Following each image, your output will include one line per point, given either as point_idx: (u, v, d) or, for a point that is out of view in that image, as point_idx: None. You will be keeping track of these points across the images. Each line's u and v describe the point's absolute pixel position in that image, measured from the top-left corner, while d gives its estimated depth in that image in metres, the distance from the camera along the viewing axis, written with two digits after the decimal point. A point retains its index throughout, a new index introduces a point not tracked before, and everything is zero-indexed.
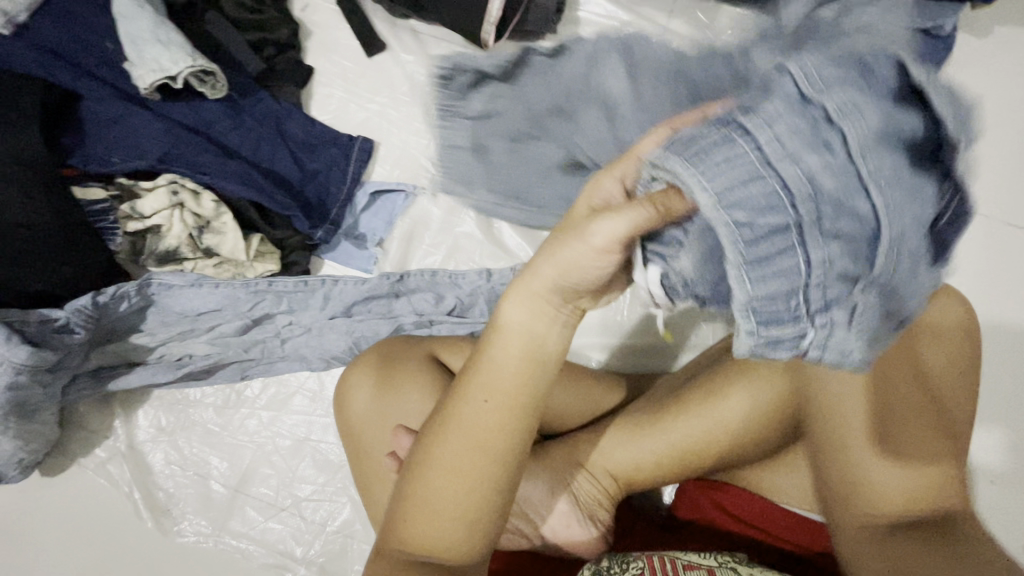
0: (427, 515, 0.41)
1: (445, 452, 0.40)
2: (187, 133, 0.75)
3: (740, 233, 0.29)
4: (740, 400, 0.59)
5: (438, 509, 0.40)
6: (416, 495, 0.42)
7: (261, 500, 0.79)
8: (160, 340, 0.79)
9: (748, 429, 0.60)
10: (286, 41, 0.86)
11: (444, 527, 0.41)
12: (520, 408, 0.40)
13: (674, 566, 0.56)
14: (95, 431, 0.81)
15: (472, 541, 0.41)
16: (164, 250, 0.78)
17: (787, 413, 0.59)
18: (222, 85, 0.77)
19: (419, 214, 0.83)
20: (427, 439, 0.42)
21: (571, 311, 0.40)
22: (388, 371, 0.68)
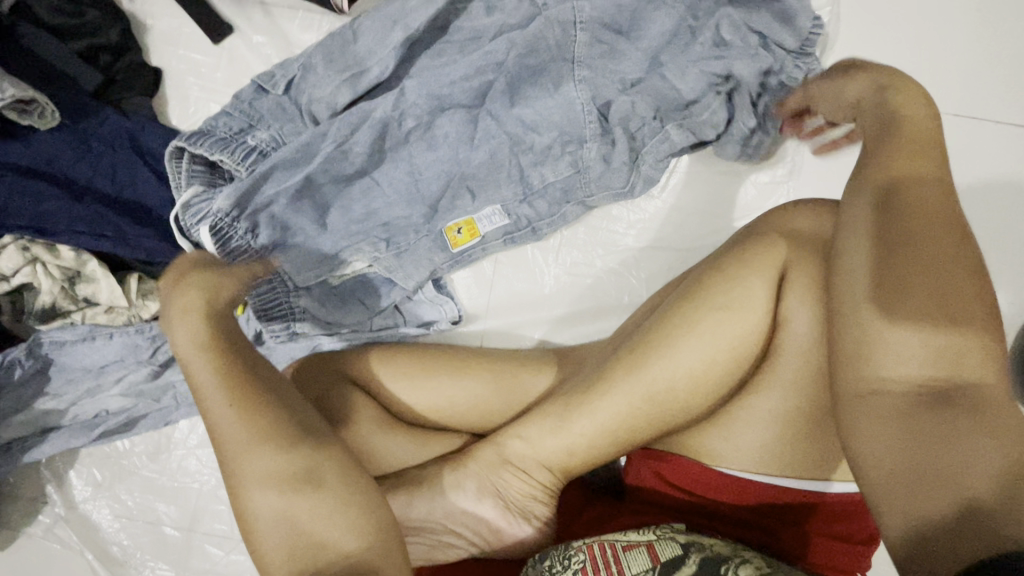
0: (312, 538, 0.50)
1: (268, 469, 0.50)
2: (25, 177, 0.66)
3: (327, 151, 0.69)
4: (684, 347, 0.56)
5: (302, 510, 0.50)
6: (280, 533, 0.50)
7: (218, 535, 0.78)
8: (69, 400, 0.74)
9: (691, 382, 0.56)
10: (118, 43, 0.74)
11: (321, 524, 0.50)
12: (276, 430, 0.52)
13: (614, 551, 0.53)
14: (33, 499, 0.79)
15: (353, 528, 0.50)
16: (41, 308, 0.71)
17: (736, 352, 0.56)
18: (52, 112, 0.67)
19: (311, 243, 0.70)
20: (247, 474, 0.50)
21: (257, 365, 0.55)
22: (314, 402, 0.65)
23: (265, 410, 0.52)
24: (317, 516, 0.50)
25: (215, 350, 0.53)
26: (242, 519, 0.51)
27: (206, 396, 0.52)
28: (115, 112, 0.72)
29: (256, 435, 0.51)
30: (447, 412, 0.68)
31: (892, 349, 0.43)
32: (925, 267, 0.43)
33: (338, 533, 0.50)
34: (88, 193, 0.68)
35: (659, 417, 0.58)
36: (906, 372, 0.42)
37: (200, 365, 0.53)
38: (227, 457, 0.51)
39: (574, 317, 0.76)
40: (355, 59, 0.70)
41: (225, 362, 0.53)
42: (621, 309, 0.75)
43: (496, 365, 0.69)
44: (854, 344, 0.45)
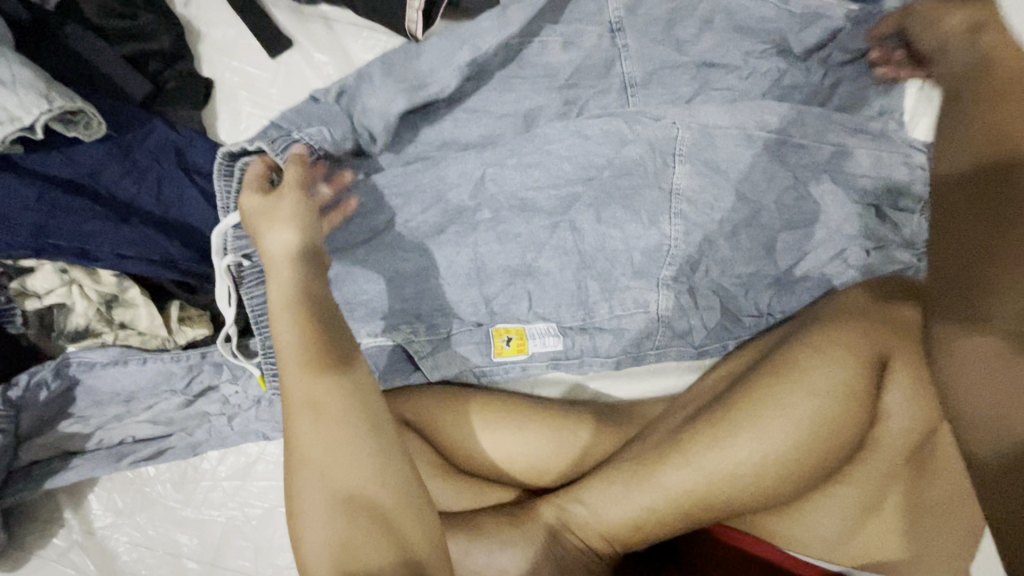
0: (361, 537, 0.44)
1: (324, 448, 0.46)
2: (65, 194, 0.62)
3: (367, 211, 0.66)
4: (779, 429, 0.53)
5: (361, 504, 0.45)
6: (333, 518, 0.44)
7: (239, 573, 0.74)
8: (95, 424, 0.71)
9: (780, 466, 0.54)
10: (170, 50, 0.70)
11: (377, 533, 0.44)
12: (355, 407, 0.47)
13: None
14: (49, 520, 0.75)
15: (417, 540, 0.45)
16: (75, 329, 0.68)
17: (835, 444, 0.54)
18: (98, 122, 0.63)
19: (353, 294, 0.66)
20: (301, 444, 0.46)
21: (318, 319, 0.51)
22: None
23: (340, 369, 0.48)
24: (370, 501, 0.45)
25: (300, 303, 0.51)
26: (290, 499, 0.46)
27: (292, 346, 0.49)
28: (164, 126, 0.68)
29: (319, 384, 0.47)
30: (499, 463, 0.65)
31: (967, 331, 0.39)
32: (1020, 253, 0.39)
33: (405, 533, 0.45)
34: (133, 213, 0.64)
35: (732, 497, 0.55)
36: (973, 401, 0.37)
37: (280, 324, 0.51)
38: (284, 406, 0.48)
39: (633, 372, 0.72)
40: (421, 82, 0.65)
41: (310, 322, 0.50)
42: (685, 368, 0.71)
43: (553, 416, 0.66)
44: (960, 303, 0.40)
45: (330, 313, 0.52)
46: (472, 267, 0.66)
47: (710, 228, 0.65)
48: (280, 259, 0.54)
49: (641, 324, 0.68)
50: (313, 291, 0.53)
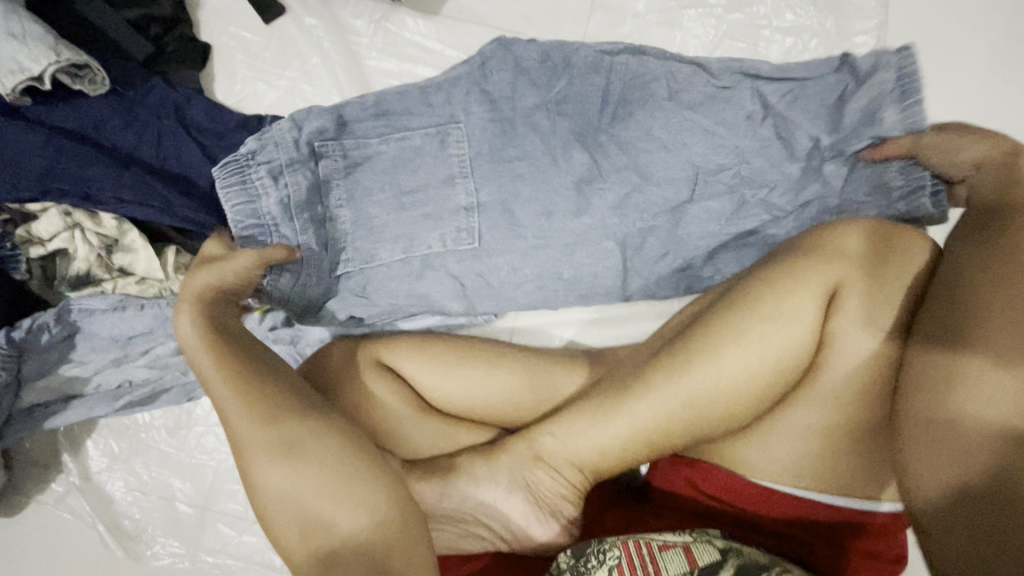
0: (325, 517, 0.51)
1: (257, 448, 0.51)
2: (70, 143, 0.66)
3: (368, 165, 0.66)
4: (735, 357, 0.56)
5: (303, 503, 0.51)
6: (287, 505, 0.51)
7: (231, 515, 0.77)
8: (94, 369, 0.74)
9: (738, 392, 0.56)
10: (171, 16, 0.74)
11: (341, 516, 0.51)
12: (282, 415, 0.53)
13: (650, 551, 0.52)
14: (48, 466, 0.78)
15: (368, 518, 0.51)
16: (76, 275, 0.71)
17: (789, 367, 0.56)
18: (102, 78, 0.67)
19: None
20: (248, 473, 0.52)
21: (214, 352, 0.54)
22: (338, 387, 0.65)
23: (264, 399, 0.53)
24: (318, 487, 0.51)
25: (211, 338, 0.55)
26: (259, 506, 0.52)
27: (214, 371, 0.54)
28: (164, 84, 0.72)
29: (255, 411, 0.52)
30: (477, 403, 0.67)
31: (948, 399, 0.49)
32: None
33: (349, 513, 0.51)
34: (134, 161, 0.68)
35: (697, 421, 0.57)
36: (980, 420, 0.47)
37: (202, 357, 0.54)
38: (236, 448, 0.52)
39: (606, 319, 0.76)
40: None
41: (226, 356, 0.54)
42: (654, 314, 0.75)
43: (530, 356, 0.69)
44: (943, 371, 0.50)
45: (245, 341, 0.57)
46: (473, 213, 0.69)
47: (681, 180, 0.67)
48: (194, 294, 0.57)
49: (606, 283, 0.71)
50: (223, 321, 0.57)
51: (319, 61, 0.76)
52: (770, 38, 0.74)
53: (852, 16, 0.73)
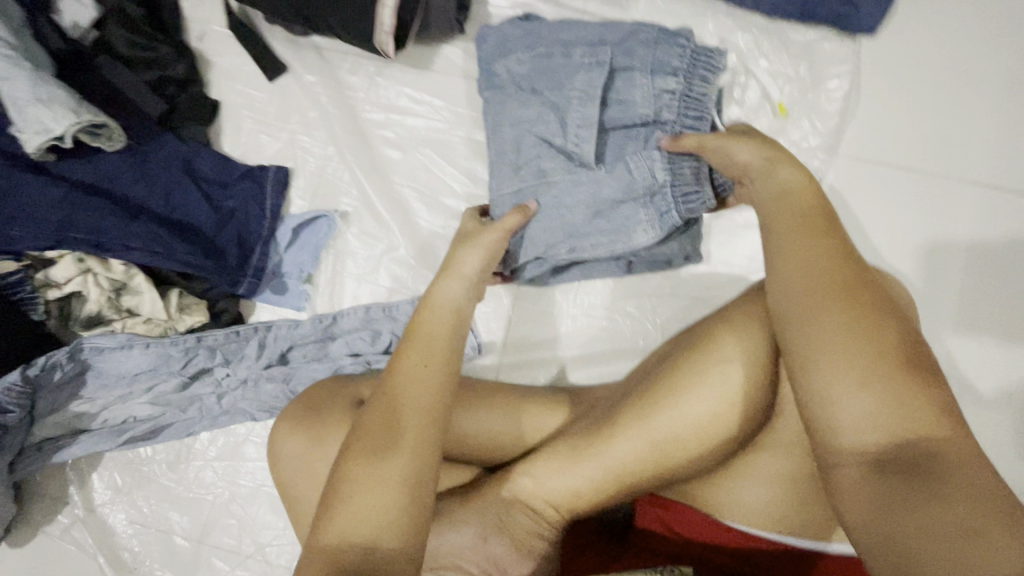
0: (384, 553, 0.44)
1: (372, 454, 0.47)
2: (87, 195, 0.72)
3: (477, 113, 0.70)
4: (701, 396, 0.56)
5: (378, 530, 0.45)
6: (360, 530, 0.44)
7: (225, 550, 0.79)
8: (101, 405, 0.79)
9: (709, 432, 0.56)
10: (184, 77, 0.81)
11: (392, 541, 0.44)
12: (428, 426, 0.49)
13: None
14: (54, 498, 0.81)
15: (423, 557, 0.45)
16: (88, 315, 0.77)
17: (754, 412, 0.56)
18: (118, 135, 0.73)
19: (342, 247, 0.80)
20: (340, 482, 0.47)
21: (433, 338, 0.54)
22: (312, 420, 0.65)
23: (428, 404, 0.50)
24: (401, 515, 0.45)
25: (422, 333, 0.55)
26: (344, 474, 0.47)
27: (415, 360, 0.52)
28: (175, 142, 0.79)
29: (406, 420, 0.49)
30: (460, 439, 0.69)
31: (824, 369, 0.40)
32: (802, 253, 0.45)
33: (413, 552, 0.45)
34: (144, 212, 0.74)
35: (669, 462, 0.57)
36: (858, 423, 0.39)
37: (419, 350, 0.53)
38: (358, 442, 0.48)
39: (591, 358, 0.76)
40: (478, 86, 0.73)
41: (426, 355, 0.53)
42: (638, 351, 0.76)
43: (512, 395, 0.71)
44: (807, 331, 0.42)
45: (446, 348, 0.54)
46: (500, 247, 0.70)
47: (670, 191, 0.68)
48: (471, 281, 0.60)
49: (616, 250, 0.69)
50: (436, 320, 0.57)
51: (318, 115, 0.81)
52: (747, 83, 0.77)
53: (824, 62, 0.76)
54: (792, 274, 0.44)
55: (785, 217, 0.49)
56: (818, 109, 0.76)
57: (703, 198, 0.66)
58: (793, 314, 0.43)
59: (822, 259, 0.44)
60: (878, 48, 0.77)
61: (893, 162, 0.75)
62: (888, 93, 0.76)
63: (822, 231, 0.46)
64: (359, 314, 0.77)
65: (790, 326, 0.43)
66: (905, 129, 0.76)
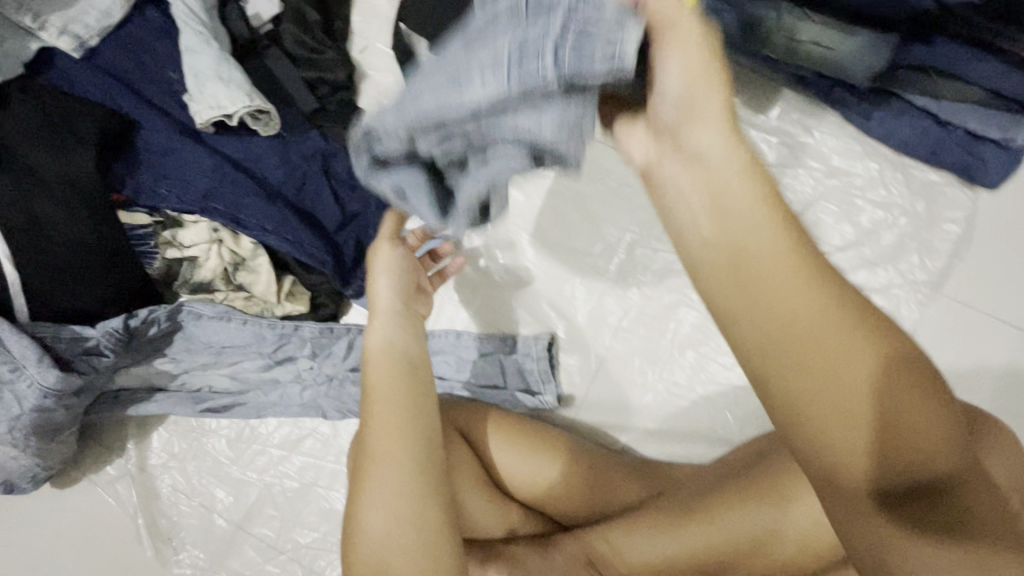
0: (403, 559, 0.50)
1: (376, 450, 0.54)
2: (235, 171, 0.76)
3: None
4: (799, 510, 0.57)
5: (388, 535, 0.50)
6: (383, 521, 0.51)
7: (261, 540, 0.79)
8: (183, 367, 0.80)
9: (796, 544, 0.57)
10: (340, 82, 0.85)
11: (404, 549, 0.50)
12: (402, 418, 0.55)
13: None
14: (110, 448, 0.82)
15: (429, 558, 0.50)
16: (198, 280, 0.79)
17: None
18: (275, 122, 0.77)
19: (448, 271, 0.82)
20: (359, 491, 0.53)
21: (395, 326, 0.60)
22: None
23: (408, 452, 0.54)
24: (409, 513, 0.51)
25: (388, 333, 0.59)
26: (351, 503, 0.53)
27: (386, 367, 0.57)
28: (318, 138, 0.82)
29: (394, 418, 0.55)
30: (540, 489, 0.68)
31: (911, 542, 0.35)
32: (807, 375, 0.32)
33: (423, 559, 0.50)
34: (279, 197, 0.77)
35: (753, 560, 0.58)
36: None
37: (386, 361, 0.58)
38: (366, 444, 0.55)
39: (665, 433, 0.77)
40: None
41: (393, 353, 0.58)
42: (712, 440, 0.76)
43: (596, 458, 0.70)
44: (888, 432, 0.33)
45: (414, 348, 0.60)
46: (399, 193, 0.53)
47: (566, 107, 0.40)
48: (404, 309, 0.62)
49: (465, 151, 0.48)
50: (405, 333, 0.60)
51: None
52: (866, 207, 0.80)
53: (943, 205, 0.79)
54: (799, 403, 0.32)
55: (707, 208, 0.35)
56: (928, 248, 0.78)
57: (608, 45, 0.36)
58: (858, 481, 0.33)
59: (803, 374, 0.32)
60: (1001, 204, 0.78)
61: (992, 315, 0.77)
62: (999, 249, 0.78)
63: (792, 261, 0.33)
64: (451, 338, 0.79)
65: (812, 462, 0.33)
66: (1010, 286, 0.77)
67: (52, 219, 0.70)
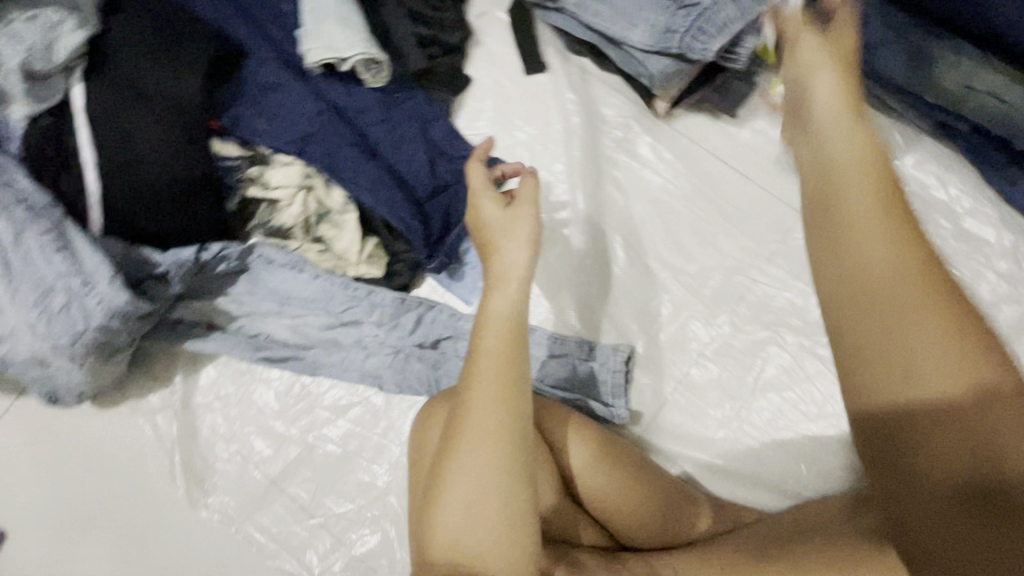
0: (478, 547, 0.48)
1: (468, 432, 0.49)
2: (337, 118, 0.73)
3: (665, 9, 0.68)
4: None
5: (468, 518, 0.48)
6: (460, 507, 0.49)
7: (294, 501, 0.77)
8: (244, 310, 0.77)
9: None
10: (454, 45, 0.80)
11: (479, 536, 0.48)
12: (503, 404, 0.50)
13: None
14: (157, 377, 0.79)
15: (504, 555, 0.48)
16: (275, 224, 0.75)
17: None
18: (384, 75, 0.74)
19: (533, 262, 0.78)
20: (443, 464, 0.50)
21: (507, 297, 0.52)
22: None
23: (502, 449, 0.49)
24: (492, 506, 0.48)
25: (502, 310, 0.52)
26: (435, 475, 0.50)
27: (493, 344, 0.51)
28: (421, 98, 0.78)
29: (497, 404, 0.49)
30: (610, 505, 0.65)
31: None
32: (930, 354, 0.40)
33: (497, 551, 0.48)
34: (375, 153, 0.74)
35: None
36: None
37: (494, 336, 0.51)
38: (458, 420, 0.50)
39: (734, 474, 0.72)
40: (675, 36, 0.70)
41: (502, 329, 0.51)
42: (782, 493, 0.71)
43: (667, 484, 0.68)
44: (969, 426, 0.39)
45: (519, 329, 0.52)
46: None
47: None
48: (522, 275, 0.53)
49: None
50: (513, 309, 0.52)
51: (559, 130, 0.81)
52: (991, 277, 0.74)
53: None
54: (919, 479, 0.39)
55: (861, 224, 0.43)
56: None
57: None
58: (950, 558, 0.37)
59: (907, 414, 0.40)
60: None
61: None
62: None
63: (911, 265, 0.41)
64: (524, 333, 0.75)
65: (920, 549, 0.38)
66: None
67: (141, 133, 0.66)
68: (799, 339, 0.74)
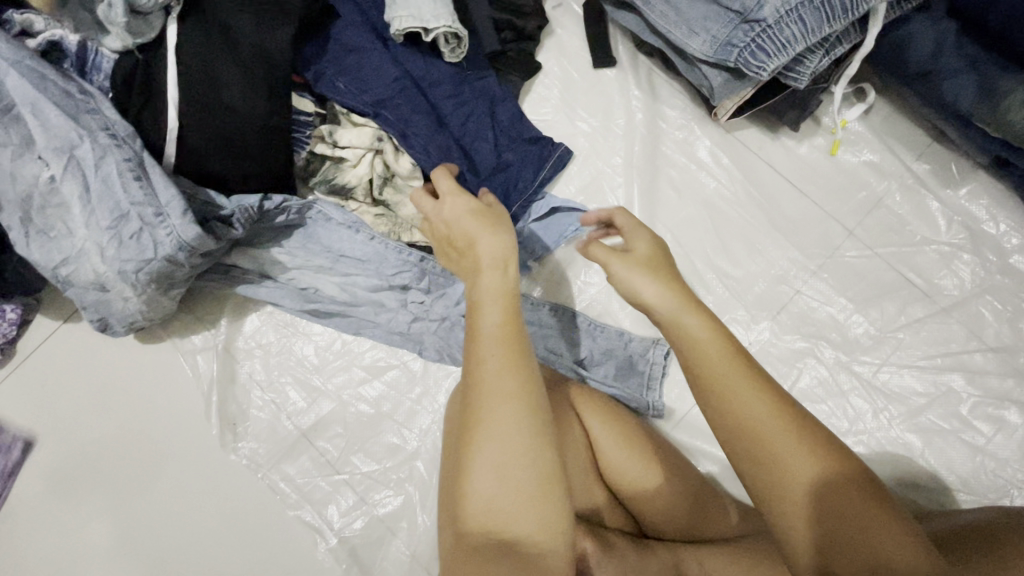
0: (504, 516, 0.47)
1: (486, 402, 0.48)
2: (412, 87, 0.75)
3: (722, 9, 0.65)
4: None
5: (492, 489, 0.47)
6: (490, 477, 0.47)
7: (322, 455, 0.78)
8: (296, 263, 0.78)
9: None
10: (527, 33, 0.82)
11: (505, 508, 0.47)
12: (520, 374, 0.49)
13: None
14: (202, 319, 0.81)
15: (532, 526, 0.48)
16: (337, 182, 0.77)
17: None
18: (461, 52, 0.75)
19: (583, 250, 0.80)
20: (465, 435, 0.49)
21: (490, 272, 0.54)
22: None
23: (524, 421, 0.48)
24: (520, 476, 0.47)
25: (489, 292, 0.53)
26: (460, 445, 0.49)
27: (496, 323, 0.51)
28: (493, 79, 0.79)
29: (512, 373, 0.49)
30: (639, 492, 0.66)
31: None
32: (782, 448, 0.46)
33: (524, 523, 0.47)
34: (445, 125, 0.76)
35: None
36: None
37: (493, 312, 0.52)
38: (474, 393, 0.49)
39: None
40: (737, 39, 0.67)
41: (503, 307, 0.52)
42: None
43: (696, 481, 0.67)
44: (830, 502, 0.45)
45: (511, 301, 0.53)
46: None
47: None
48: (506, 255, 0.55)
49: None
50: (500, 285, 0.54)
51: (621, 126, 0.83)
52: None
53: None
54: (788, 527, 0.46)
55: (722, 372, 0.49)
56: None
57: None
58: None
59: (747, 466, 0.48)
60: None
61: None
62: None
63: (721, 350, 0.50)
64: (567, 317, 0.76)
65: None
66: None
67: (228, 83, 0.68)
68: (837, 355, 0.75)
